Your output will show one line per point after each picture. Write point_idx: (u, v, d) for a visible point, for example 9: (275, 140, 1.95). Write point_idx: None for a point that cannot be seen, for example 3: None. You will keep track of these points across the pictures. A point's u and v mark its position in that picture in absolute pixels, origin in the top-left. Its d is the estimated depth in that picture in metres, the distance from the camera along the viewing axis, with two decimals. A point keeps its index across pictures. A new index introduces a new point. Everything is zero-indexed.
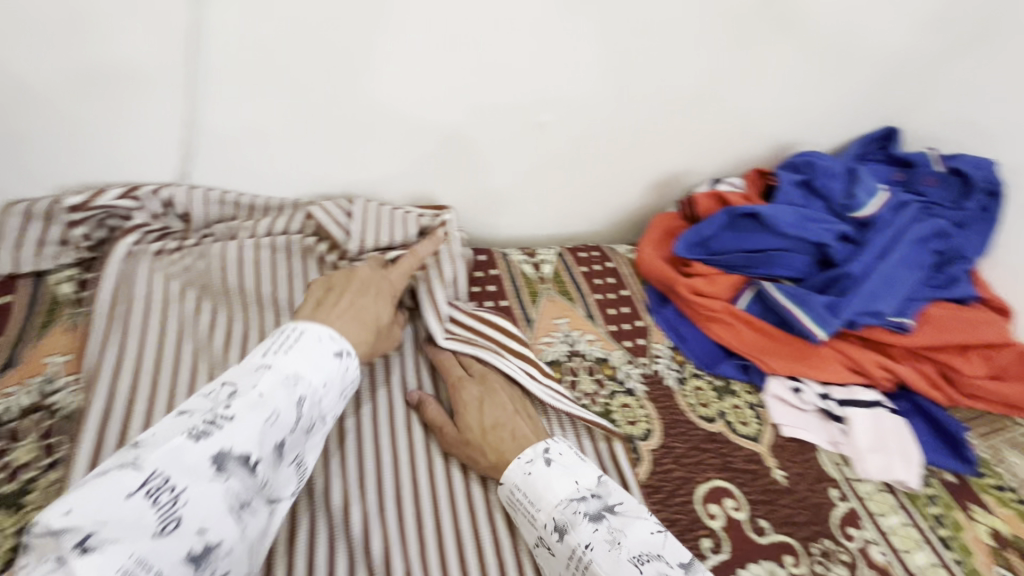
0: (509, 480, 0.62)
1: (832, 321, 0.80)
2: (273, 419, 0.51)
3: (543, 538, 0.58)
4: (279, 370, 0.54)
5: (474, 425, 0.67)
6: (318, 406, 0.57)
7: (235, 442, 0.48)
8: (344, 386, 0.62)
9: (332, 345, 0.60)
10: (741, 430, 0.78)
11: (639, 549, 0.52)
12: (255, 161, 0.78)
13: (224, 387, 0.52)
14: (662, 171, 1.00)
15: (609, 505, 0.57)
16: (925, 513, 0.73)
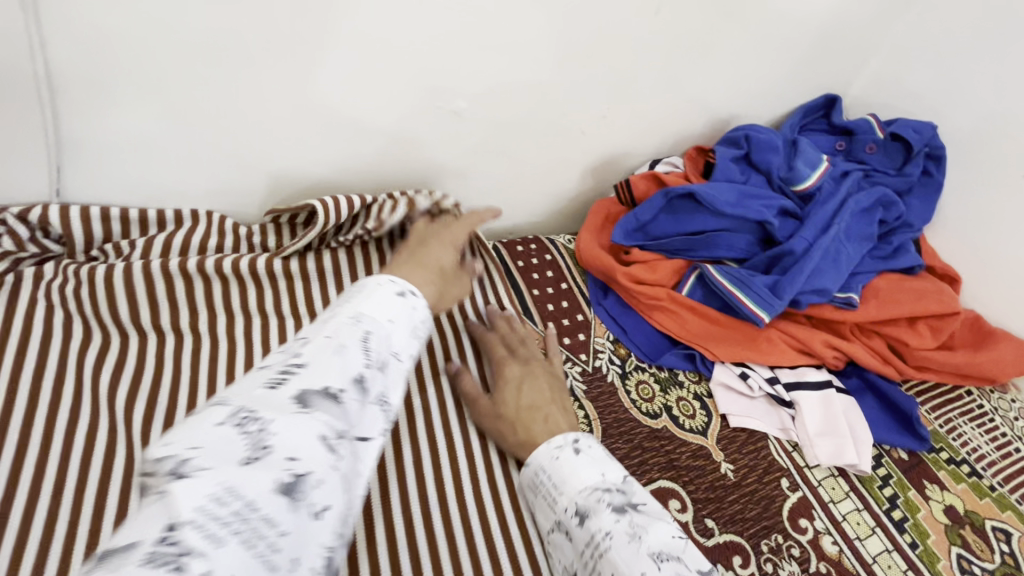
0: (533, 462, 0.59)
1: (775, 302, 0.76)
2: (343, 354, 0.46)
3: (560, 525, 0.54)
4: (344, 312, 0.50)
5: (513, 406, 0.65)
6: (389, 341, 0.51)
7: (310, 377, 0.43)
8: (416, 325, 0.55)
9: (393, 286, 0.55)
10: (686, 424, 0.74)
11: (660, 547, 0.47)
12: (141, 173, 0.70)
13: (298, 339, 0.48)
14: (598, 155, 0.95)
15: (634, 503, 0.52)
16: (878, 496, 0.70)
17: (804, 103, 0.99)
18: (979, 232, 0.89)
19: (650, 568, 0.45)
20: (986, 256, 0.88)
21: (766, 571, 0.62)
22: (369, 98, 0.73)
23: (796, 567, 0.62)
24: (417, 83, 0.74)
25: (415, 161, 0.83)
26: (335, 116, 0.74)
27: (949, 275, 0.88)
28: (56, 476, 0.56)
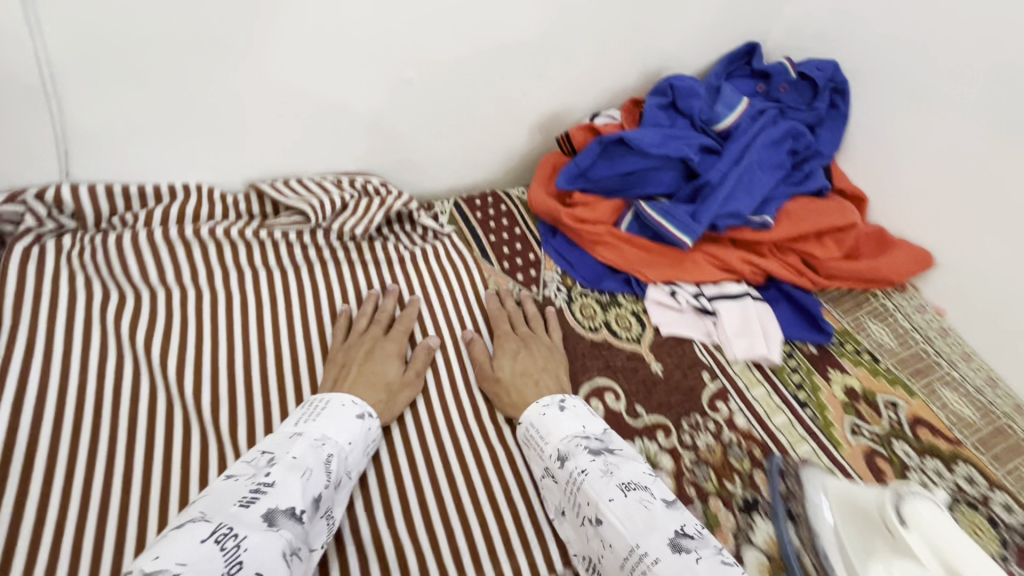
0: (526, 420, 0.69)
1: (695, 227, 0.88)
2: (308, 474, 0.55)
3: (549, 469, 0.64)
4: (312, 433, 0.60)
5: (515, 373, 0.75)
6: (344, 463, 0.61)
7: (280, 497, 0.52)
8: (366, 445, 0.66)
9: (354, 408, 0.66)
10: (623, 335, 0.86)
11: (627, 479, 0.58)
12: (139, 153, 0.82)
13: (263, 454, 0.57)
14: (542, 113, 1.05)
15: (609, 448, 0.63)
16: (787, 381, 0.83)
17: (727, 52, 1.09)
18: (882, 155, 0.99)
19: (617, 494, 0.56)
20: (890, 177, 0.99)
21: (685, 440, 0.75)
22: (326, 74, 0.84)
23: (710, 438, 0.75)
24: (369, 57, 0.84)
25: (375, 127, 0.94)
26: (299, 91, 0.84)
27: (858, 195, 0.99)
28: (94, 400, 0.69)
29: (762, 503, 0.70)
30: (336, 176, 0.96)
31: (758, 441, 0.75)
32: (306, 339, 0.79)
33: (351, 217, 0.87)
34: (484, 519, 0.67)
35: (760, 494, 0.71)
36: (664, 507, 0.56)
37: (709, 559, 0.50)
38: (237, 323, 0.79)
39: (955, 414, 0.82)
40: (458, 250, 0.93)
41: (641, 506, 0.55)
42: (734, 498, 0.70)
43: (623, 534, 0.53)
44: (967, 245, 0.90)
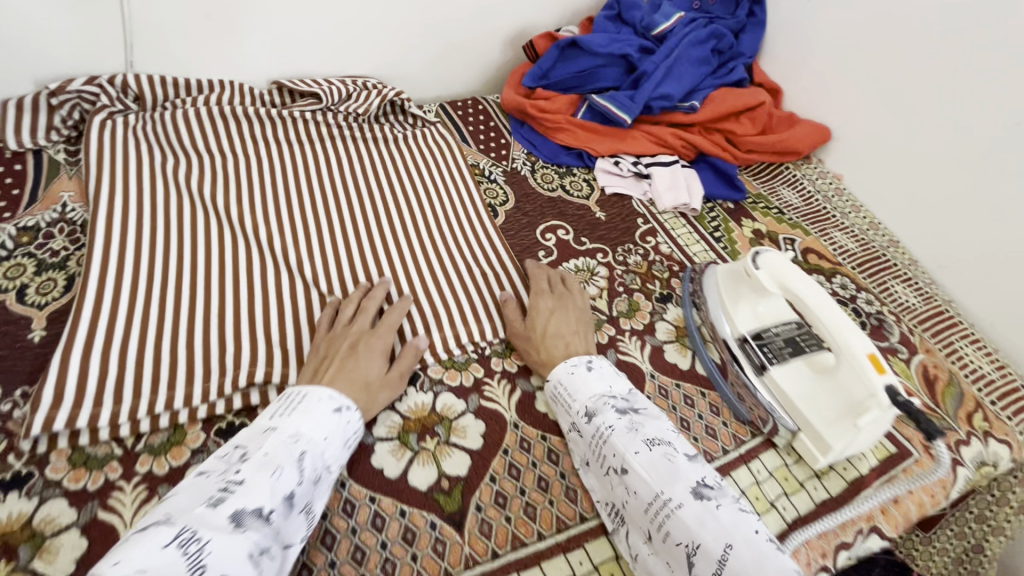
0: (554, 377, 0.72)
1: (632, 106, 1.08)
2: (278, 472, 0.53)
3: (575, 423, 0.67)
4: (284, 429, 0.58)
5: (537, 329, 0.77)
6: (322, 457, 0.58)
7: (248, 497, 0.50)
8: (348, 437, 0.63)
9: (331, 402, 0.63)
10: (576, 193, 1.07)
11: (653, 436, 0.62)
12: (185, 50, 1.03)
13: (236, 449, 0.56)
14: (512, 28, 1.26)
15: (634, 408, 0.66)
16: (706, 225, 1.04)
17: None
18: (796, 52, 1.19)
19: (643, 449, 0.60)
20: (800, 71, 1.19)
21: (619, 259, 0.95)
22: None
23: (639, 257, 0.96)
24: None
25: (374, 34, 1.14)
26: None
27: (773, 88, 1.21)
28: (165, 215, 0.88)
29: (675, 296, 0.90)
30: (341, 78, 1.17)
31: (677, 261, 0.96)
32: (326, 189, 0.98)
33: (355, 102, 1.09)
34: (464, 304, 0.84)
35: (673, 291, 0.91)
36: (687, 460, 0.60)
37: (727, 506, 0.55)
38: (268, 175, 0.98)
39: (840, 247, 1.02)
40: (444, 133, 1.13)
41: (665, 458, 0.59)
42: (653, 293, 0.91)
43: (647, 482, 0.58)
44: (857, 120, 1.10)
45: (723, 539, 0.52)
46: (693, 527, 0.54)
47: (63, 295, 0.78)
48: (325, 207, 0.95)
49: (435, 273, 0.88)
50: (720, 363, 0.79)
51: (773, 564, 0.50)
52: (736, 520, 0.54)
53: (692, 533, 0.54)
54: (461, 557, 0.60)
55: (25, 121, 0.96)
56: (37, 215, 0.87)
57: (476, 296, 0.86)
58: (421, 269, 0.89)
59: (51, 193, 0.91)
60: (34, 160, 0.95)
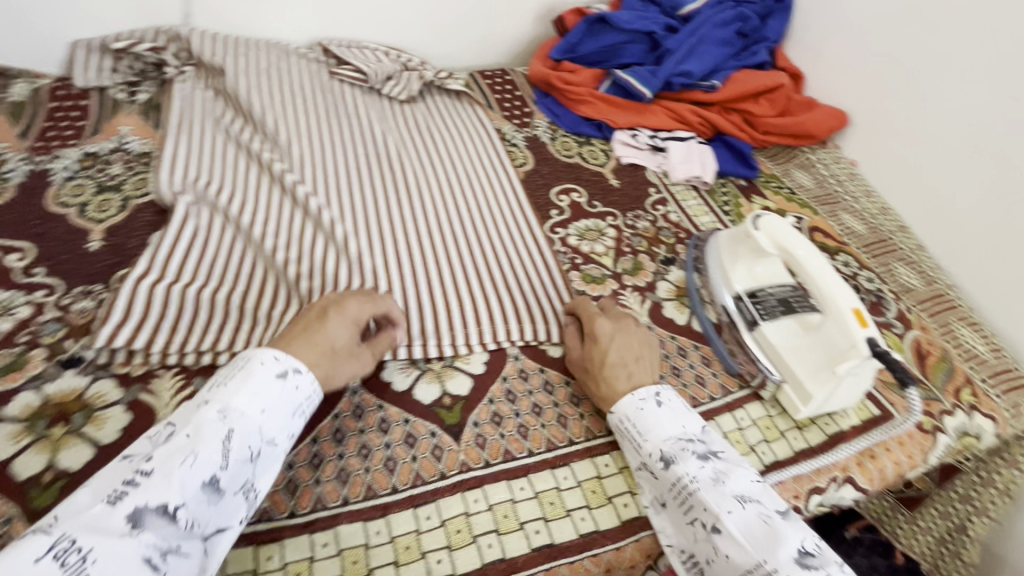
0: (619, 410, 0.67)
1: (653, 81, 1.13)
2: (192, 459, 0.50)
3: (646, 465, 0.65)
4: (213, 405, 0.54)
5: (597, 356, 0.72)
6: (258, 432, 0.55)
7: (156, 491, 0.47)
8: (296, 405, 0.60)
9: (276, 367, 0.59)
10: (592, 160, 1.11)
11: (742, 491, 0.59)
12: (240, 9, 1.12)
13: (166, 427, 0.53)
14: (542, 3, 1.31)
15: (715, 453, 0.63)
16: (717, 199, 1.07)
17: None
18: (821, 38, 1.20)
19: (735, 507, 0.58)
20: (822, 54, 1.21)
21: (629, 222, 1.00)
22: None
23: (648, 223, 1.00)
24: None
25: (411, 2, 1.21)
26: None
27: (795, 72, 1.23)
28: (215, 150, 0.96)
29: (679, 260, 0.94)
30: (380, 45, 1.24)
31: (685, 229, 1.00)
32: (361, 136, 1.05)
33: (396, 85, 1.15)
34: (482, 248, 0.91)
35: (678, 256, 0.95)
36: (782, 519, 0.58)
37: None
38: (305, 119, 1.05)
39: (848, 229, 1.05)
40: (475, 99, 1.19)
41: (761, 520, 0.57)
42: (659, 255, 0.95)
43: (747, 548, 0.55)
44: (877, 106, 1.11)
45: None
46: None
47: (119, 214, 0.86)
48: (356, 156, 1.01)
49: (467, 243, 0.91)
50: (716, 323, 0.83)
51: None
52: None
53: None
54: (456, 463, 0.66)
55: (93, 63, 1.06)
56: (99, 145, 0.96)
57: (497, 270, 0.88)
58: (459, 240, 0.91)
59: (112, 127, 1.00)
60: (97, 98, 1.05)
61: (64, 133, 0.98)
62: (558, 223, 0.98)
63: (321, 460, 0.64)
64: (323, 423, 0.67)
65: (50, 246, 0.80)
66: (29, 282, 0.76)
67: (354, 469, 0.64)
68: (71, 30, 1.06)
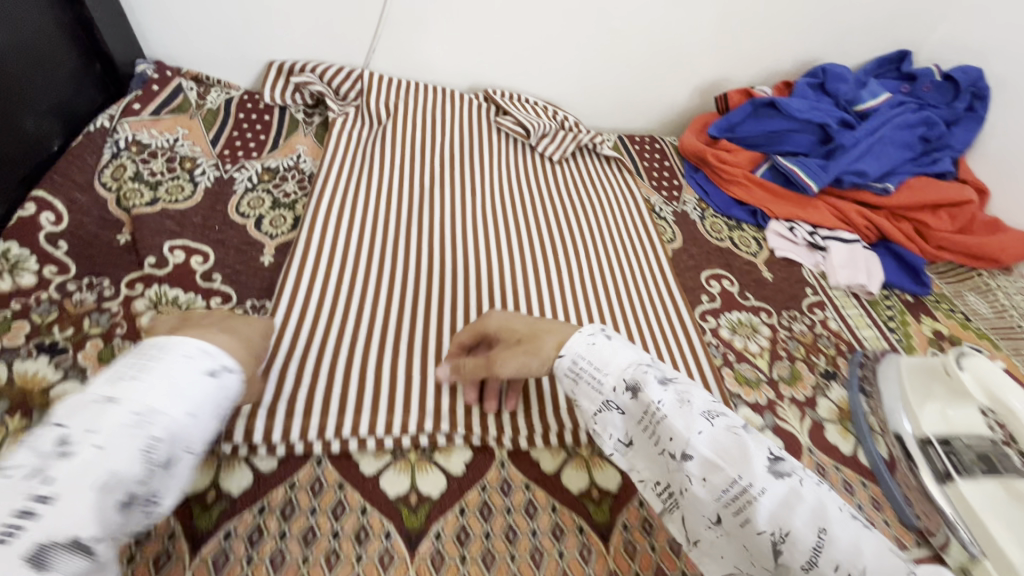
0: (568, 352, 0.58)
1: (822, 176, 1.07)
2: (109, 481, 0.39)
3: (612, 402, 0.54)
4: (128, 406, 0.42)
5: (521, 325, 0.64)
6: (185, 442, 0.45)
7: (60, 521, 0.37)
8: (223, 407, 0.49)
9: (204, 363, 0.47)
10: (744, 249, 1.06)
11: (708, 407, 0.51)
12: (420, 52, 1.17)
13: (55, 432, 0.40)
14: (705, 79, 1.30)
15: (675, 377, 0.54)
16: (881, 312, 0.98)
17: (879, 55, 1.26)
18: (1012, 155, 1.11)
19: (705, 426, 0.49)
20: (1011, 171, 1.11)
21: (784, 323, 0.93)
22: (553, 14, 1.15)
23: (805, 326, 0.93)
24: (591, 9, 1.15)
25: (578, 63, 1.23)
26: (537, 26, 1.16)
27: (979, 187, 1.13)
28: (383, 189, 1.00)
29: (840, 376, 0.87)
30: (538, 100, 1.27)
31: (846, 341, 0.92)
32: (518, 192, 1.07)
33: (551, 142, 1.15)
34: (628, 325, 0.87)
35: (839, 371, 0.87)
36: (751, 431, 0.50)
37: (808, 480, 0.46)
38: (463, 169, 1.08)
39: None
40: (626, 167, 1.18)
41: (731, 433, 0.49)
42: (818, 367, 0.87)
43: (721, 467, 0.47)
44: None
45: (816, 523, 0.42)
46: (783, 514, 0.44)
47: (291, 232, 0.90)
48: (501, 217, 1.01)
49: (615, 320, 0.87)
50: (889, 460, 0.74)
51: (870, 544, 0.42)
52: (821, 496, 0.45)
53: (780, 519, 0.44)
54: (606, 570, 0.60)
55: (278, 84, 1.13)
56: (278, 160, 1.02)
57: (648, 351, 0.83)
58: (608, 315, 0.88)
59: (289, 146, 1.06)
60: (279, 115, 1.12)
61: (248, 146, 1.03)
62: (707, 311, 0.93)
63: (468, 535, 0.60)
64: (471, 493, 0.63)
65: (229, 254, 0.84)
66: (209, 288, 0.79)
67: (500, 553, 0.59)
68: (271, 52, 1.14)
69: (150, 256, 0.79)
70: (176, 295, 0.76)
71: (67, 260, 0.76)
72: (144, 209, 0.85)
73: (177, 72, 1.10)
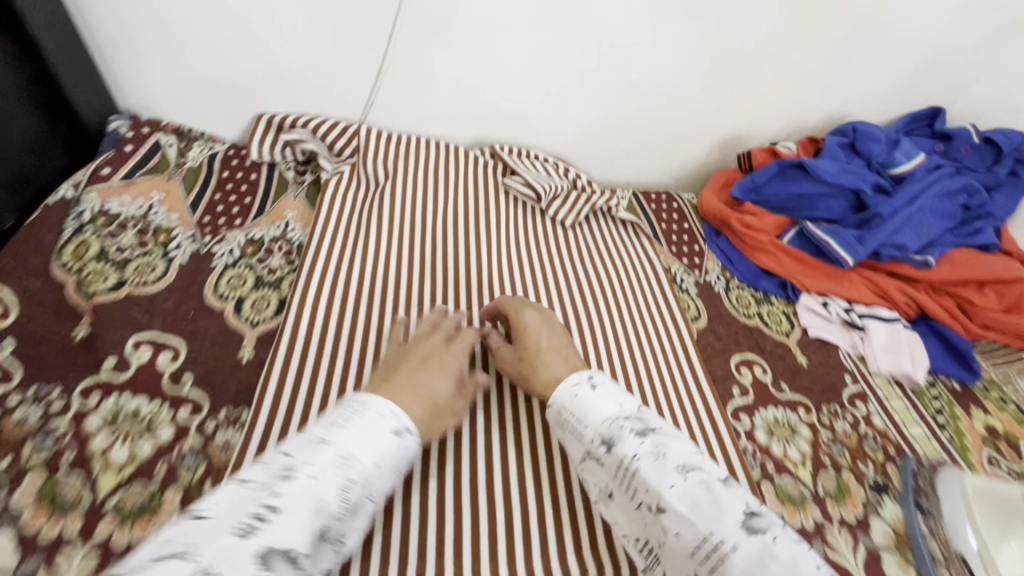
0: (555, 402, 0.62)
1: (859, 249, 0.98)
2: (319, 504, 0.45)
3: (591, 453, 0.58)
4: (332, 446, 0.49)
5: (531, 343, 0.70)
6: (369, 489, 0.49)
7: (280, 532, 0.42)
8: (399, 466, 0.53)
9: (391, 420, 0.53)
10: (775, 327, 0.97)
11: (683, 461, 0.53)
12: (422, 105, 1.09)
13: (281, 457, 0.47)
14: (725, 134, 1.22)
15: (653, 428, 0.56)
16: (927, 404, 0.89)
17: (910, 111, 1.19)
18: None
19: (677, 480, 0.51)
20: None
21: (825, 422, 0.84)
22: (567, 68, 1.07)
23: (848, 425, 0.84)
24: (607, 63, 1.07)
25: (591, 117, 1.15)
26: (549, 80, 1.08)
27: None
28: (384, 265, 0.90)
29: (892, 488, 0.77)
30: (548, 156, 1.19)
31: (894, 442, 0.83)
32: (528, 262, 0.97)
33: (563, 205, 1.06)
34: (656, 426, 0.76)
35: (891, 481, 0.78)
36: (725, 487, 0.51)
37: (783, 537, 0.48)
38: (468, 234, 0.98)
39: None
40: (645, 231, 1.09)
41: (703, 487, 0.50)
42: (866, 477, 0.78)
43: (693, 522, 0.48)
44: None
45: None
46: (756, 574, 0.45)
47: (274, 318, 0.80)
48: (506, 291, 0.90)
49: None
50: None
51: None
52: (795, 556, 0.46)
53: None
54: None
55: (265, 139, 1.03)
56: (263, 228, 0.92)
57: None
58: None
59: (277, 210, 0.96)
60: (266, 173, 1.02)
61: (231, 211, 0.93)
62: (740, 407, 0.83)
63: None
64: None
65: (203, 348, 0.73)
66: (177, 393, 0.68)
67: None
68: (260, 105, 1.06)
69: (110, 356, 0.69)
70: (137, 406, 0.66)
71: (10, 365, 0.65)
72: (107, 296, 0.75)
73: (156, 126, 1.01)
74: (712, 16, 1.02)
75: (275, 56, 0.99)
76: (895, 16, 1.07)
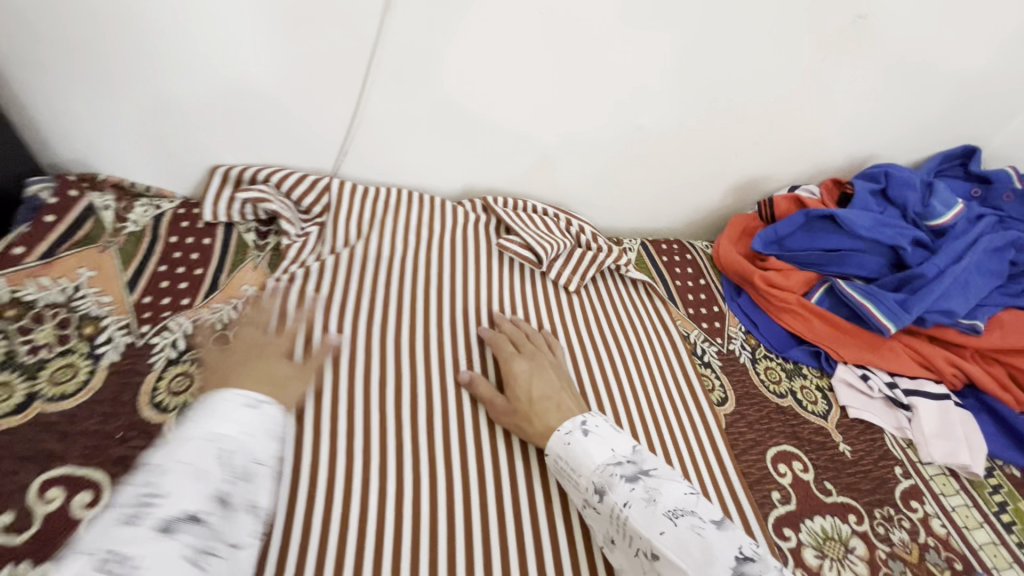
0: (551, 452, 0.60)
1: (904, 316, 0.86)
2: (201, 473, 0.38)
3: (588, 502, 0.56)
4: (192, 433, 0.41)
5: (523, 395, 0.67)
6: (256, 453, 0.43)
7: (169, 507, 0.36)
8: (279, 430, 0.47)
9: (243, 395, 0.46)
10: (811, 408, 0.85)
11: (674, 505, 0.49)
12: (403, 152, 0.96)
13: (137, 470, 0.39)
14: (742, 177, 1.11)
15: (646, 470, 0.54)
16: (988, 499, 0.78)
17: (941, 151, 1.10)
18: None
19: (667, 526, 0.47)
20: None
21: (879, 532, 0.72)
22: (570, 111, 0.95)
23: (906, 534, 0.72)
24: (615, 105, 0.95)
25: (596, 163, 1.03)
26: (549, 125, 0.96)
27: None
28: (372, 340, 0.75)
29: None
30: (546, 206, 1.06)
31: (958, 553, 0.72)
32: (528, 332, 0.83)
33: (565, 265, 0.93)
34: None
35: None
36: (717, 530, 0.47)
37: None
38: (458, 300, 0.85)
39: None
40: (657, 290, 0.97)
41: (694, 532, 0.47)
42: None
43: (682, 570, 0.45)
44: None
45: None
46: None
47: None
48: None
49: None
50: None
51: None
52: None
53: None
54: None
55: (222, 196, 0.89)
56: (215, 309, 0.77)
57: None
58: None
59: (233, 285, 0.81)
60: (223, 236, 0.88)
61: (178, 286, 0.79)
62: (782, 517, 0.71)
63: None
64: None
65: None
66: None
67: None
68: (216, 157, 0.91)
69: (5, 511, 0.53)
70: None
71: None
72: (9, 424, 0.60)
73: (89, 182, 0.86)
74: (732, 54, 0.91)
75: (233, 104, 0.85)
76: (932, 54, 0.97)
